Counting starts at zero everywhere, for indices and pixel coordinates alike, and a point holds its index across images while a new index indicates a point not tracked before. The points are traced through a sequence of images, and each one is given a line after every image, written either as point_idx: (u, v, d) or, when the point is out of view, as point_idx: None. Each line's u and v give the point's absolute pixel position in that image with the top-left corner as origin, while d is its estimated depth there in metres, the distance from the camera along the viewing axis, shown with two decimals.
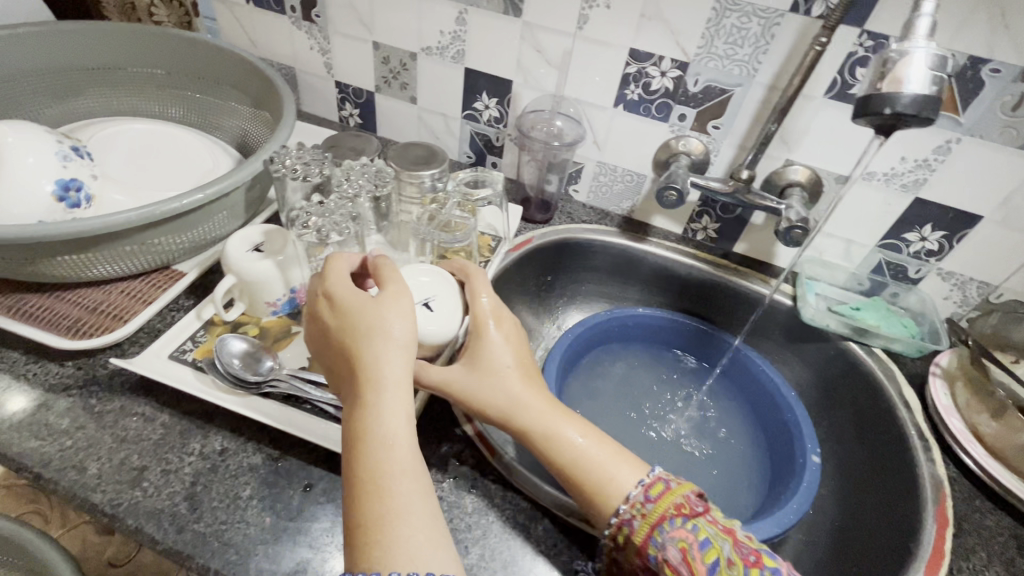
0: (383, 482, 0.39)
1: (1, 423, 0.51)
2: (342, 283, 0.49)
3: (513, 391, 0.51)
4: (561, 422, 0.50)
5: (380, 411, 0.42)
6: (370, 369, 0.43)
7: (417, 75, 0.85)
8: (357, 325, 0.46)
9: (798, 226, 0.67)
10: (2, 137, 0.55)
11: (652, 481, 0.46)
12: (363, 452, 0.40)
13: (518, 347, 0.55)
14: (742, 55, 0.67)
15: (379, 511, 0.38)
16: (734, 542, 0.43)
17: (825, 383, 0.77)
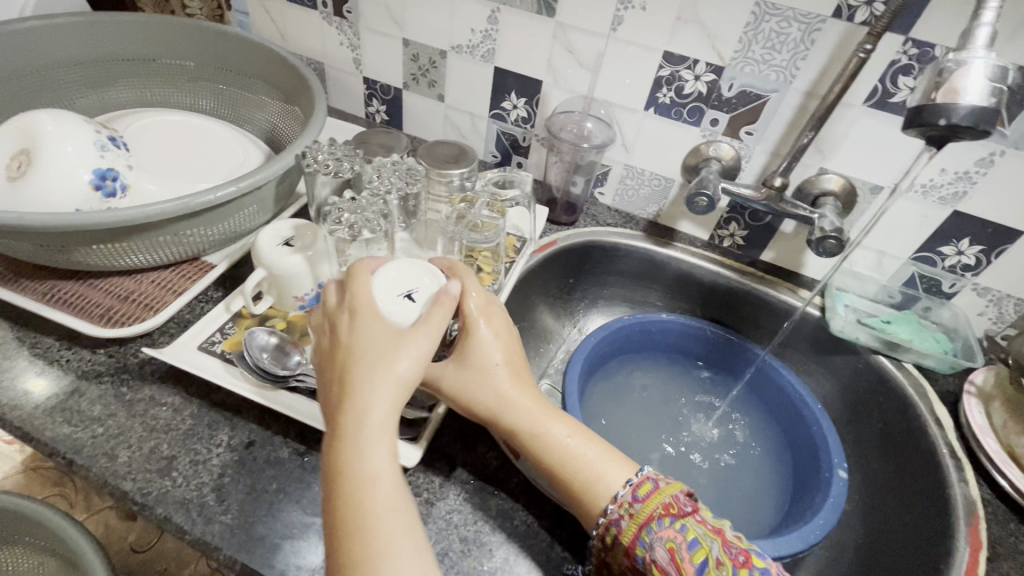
0: (366, 525, 0.38)
1: (36, 408, 0.52)
2: (364, 303, 0.46)
3: (501, 390, 0.50)
4: (548, 419, 0.50)
5: (362, 452, 0.41)
6: (360, 406, 0.42)
7: (446, 73, 0.85)
8: (362, 353, 0.44)
9: (832, 237, 0.66)
10: (43, 127, 0.56)
11: (640, 481, 0.46)
12: (344, 492, 0.40)
13: (512, 345, 0.53)
14: (780, 60, 0.66)
15: (360, 555, 0.37)
16: (723, 543, 0.42)
17: (853, 397, 0.76)
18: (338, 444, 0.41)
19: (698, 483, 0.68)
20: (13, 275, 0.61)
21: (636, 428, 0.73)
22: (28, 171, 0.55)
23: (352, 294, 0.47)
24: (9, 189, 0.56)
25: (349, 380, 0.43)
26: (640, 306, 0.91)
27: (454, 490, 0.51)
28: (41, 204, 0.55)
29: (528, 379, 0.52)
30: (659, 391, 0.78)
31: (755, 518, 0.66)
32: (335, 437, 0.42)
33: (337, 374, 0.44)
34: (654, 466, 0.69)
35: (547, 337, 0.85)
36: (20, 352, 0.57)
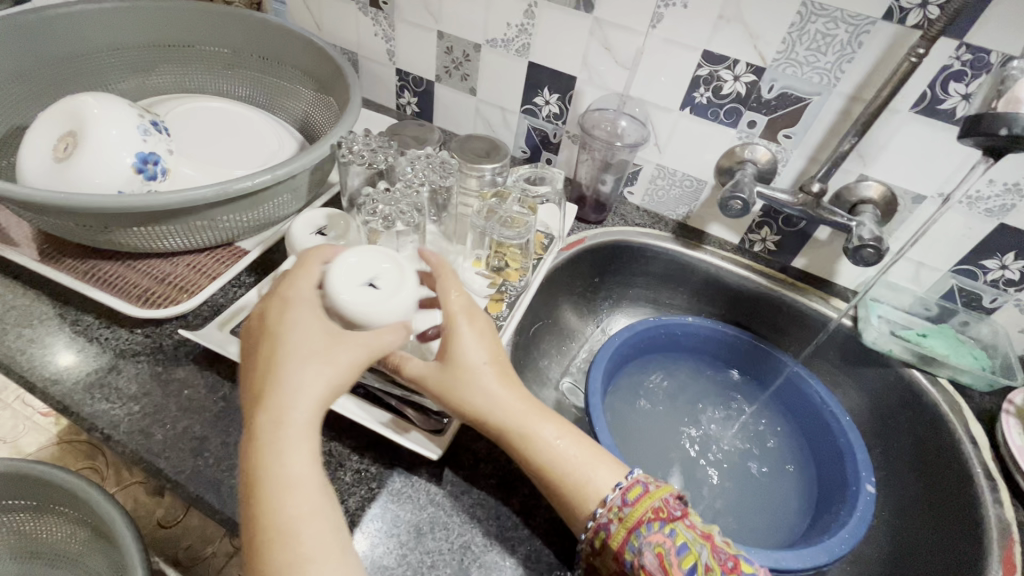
0: (289, 530, 0.38)
1: (76, 384, 0.54)
2: (301, 296, 0.47)
3: (488, 391, 0.49)
4: (537, 420, 0.49)
5: (283, 454, 0.40)
6: (282, 405, 0.41)
7: (479, 67, 0.85)
8: (291, 348, 0.43)
9: (870, 245, 0.64)
10: (90, 110, 0.57)
11: (629, 484, 0.46)
12: (263, 496, 0.39)
13: (494, 345, 0.51)
14: (825, 62, 0.64)
15: (284, 560, 0.38)
16: (712, 547, 0.43)
17: (883, 411, 0.74)
18: (257, 446, 0.40)
19: (719, 489, 0.68)
20: (57, 253, 0.63)
21: (657, 431, 0.73)
22: (75, 152, 0.57)
23: (289, 285, 0.48)
24: (56, 169, 0.57)
25: (273, 376, 0.43)
26: (665, 307, 0.90)
27: (478, 485, 0.51)
28: (86, 185, 0.56)
29: (513, 378, 0.51)
30: (682, 395, 0.78)
31: (775, 529, 0.65)
32: (253, 437, 0.41)
33: (259, 370, 0.44)
34: (675, 470, 0.69)
35: (570, 335, 0.85)
36: (61, 329, 0.58)
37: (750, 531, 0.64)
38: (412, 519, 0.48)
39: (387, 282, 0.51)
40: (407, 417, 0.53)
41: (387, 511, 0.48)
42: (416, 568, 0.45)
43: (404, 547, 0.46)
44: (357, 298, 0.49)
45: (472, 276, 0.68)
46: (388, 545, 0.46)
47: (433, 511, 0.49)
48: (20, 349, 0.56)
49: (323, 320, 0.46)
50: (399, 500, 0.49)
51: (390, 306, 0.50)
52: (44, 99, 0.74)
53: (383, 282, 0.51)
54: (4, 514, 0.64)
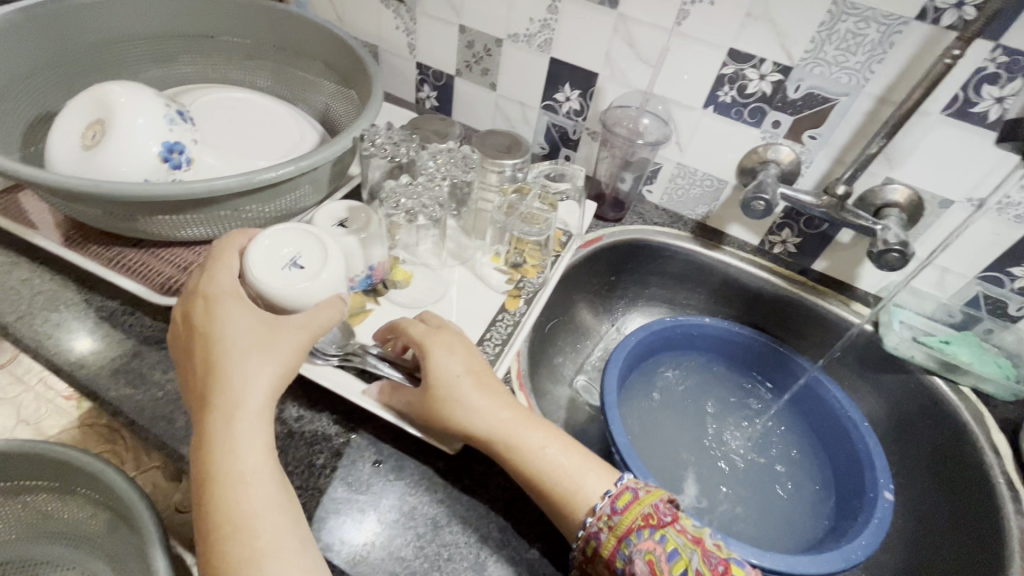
0: (245, 525, 0.41)
1: (102, 368, 0.55)
2: (225, 291, 0.49)
3: (467, 404, 0.49)
4: (525, 430, 0.48)
5: (235, 449, 0.43)
6: (229, 402, 0.44)
7: (501, 62, 0.84)
8: (228, 345, 0.46)
9: (895, 250, 0.63)
10: (118, 99, 0.58)
11: (618, 492, 0.45)
12: (216, 493, 0.42)
13: (472, 355, 0.52)
14: (854, 63, 0.63)
15: (241, 556, 0.40)
16: (702, 552, 0.42)
17: (902, 418, 0.73)
18: (206, 445, 0.43)
19: (733, 491, 0.67)
20: (82, 239, 0.64)
21: (670, 432, 0.72)
22: (103, 140, 0.57)
23: (212, 281, 0.50)
24: (84, 157, 0.58)
25: (214, 375, 0.45)
26: (681, 308, 0.90)
27: (494, 480, 0.51)
28: (113, 173, 0.57)
29: (494, 385, 0.51)
30: (697, 396, 0.77)
31: (789, 535, 0.65)
32: (202, 438, 0.44)
33: (198, 370, 0.46)
34: (688, 472, 0.69)
35: (585, 333, 0.85)
36: (88, 315, 0.60)
37: (764, 534, 0.64)
38: (429, 512, 0.48)
39: (310, 260, 0.53)
40: None
41: (402, 503, 0.49)
42: (433, 560, 0.46)
43: (421, 539, 0.47)
44: (282, 281, 0.51)
45: (490, 272, 0.69)
46: (403, 538, 0.46)
47: (449, 504, 0.49)
48: (49, 334, 0.58)
49: (251, 312, 0.48)
50: (416, 492, 0.49)
51: (316, 285, 0.52)
52: (70, 88, 0.74)
53: (306, 261, 0.53)
54: (26, 495, 0.65)
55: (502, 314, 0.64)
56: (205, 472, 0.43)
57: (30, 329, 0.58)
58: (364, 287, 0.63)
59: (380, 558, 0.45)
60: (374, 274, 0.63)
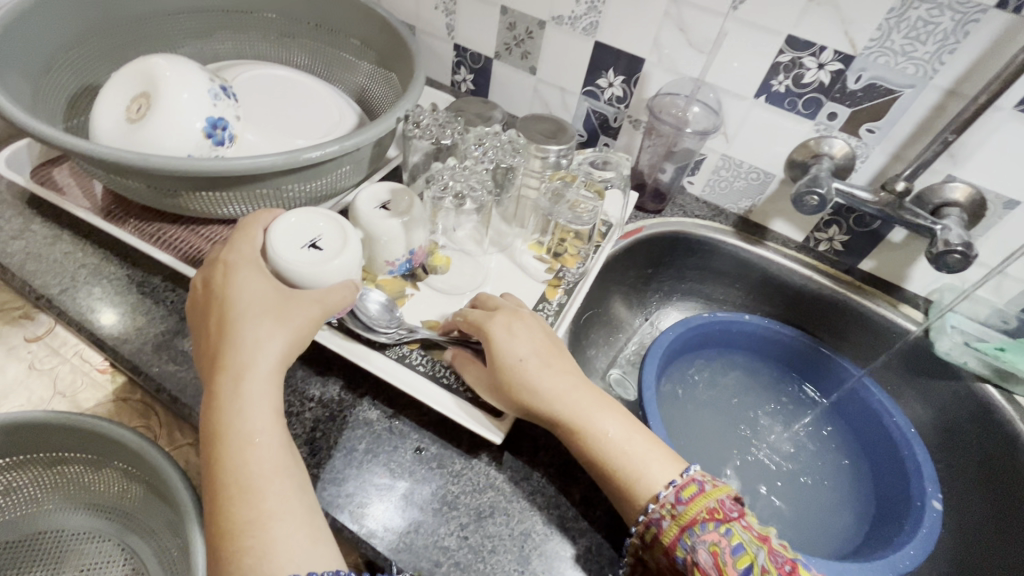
0: (252, 487, 0.41)
1: (145, 343, 0.55)
2: (244, 258, 0.50)
3: (533, 385, 0.48)
4: (596, 416, 0.47)
5: (243, 410, 0.43)
6: (240, 363, 0.45)
7: (543, 45, 0.82)
8: (243, 309, 0.47)
9: (957, 251, 0.60)
10: (162, 72, 0.57)
11: (684, 482, 0.44)
12: (224, 453, 0.42)
13: (539, 337, 0.51)
14: (922, 53, 0.60)
15: (247, 518, 0.40)
16: (770, 550, 0.41)
17: (948, 425, 0.71)
18: (216, 405, 0.44)
19: (773, 493, 0.66)
20: (123, 213, 0.64)
21: (706, 429, 0.71)
22: (148, 113, 0.56)
23: (232, 249, 0.50)
24: (128, 131, 0.57)
25: (227, 337, 0.46)
26: (717, 304, 0.88)
27: (538, 471, 0.50)
28: (157, 147, 0.56)
29: (562, 365, 0.50)
30: (734, 395, 0.75)
31: (830, 539, 0.63)
32: (212, 398, 0.44)
33: (213, 332, 0.47)
34: (726, 471, 0.67)
35: (619, 326, 0.83)
36: (129, 290, 0.60)
37: (805, 537, 0.63)
38: (472, 502, 0.47)
39: (329, 241, 0.53)
40: (465, 394, 0.52)
41: (443, 492, 0.48)
42: (477, 551, 0.45)
43: (464, 530, 0.46)
44: (301, 259, 0.51)
45: (530, 261, 0.68)
46: (446, 528, 0.46)
47: (493, 494, 0.48)
48: (90, 308, 0.58)
49: (269, 281, 0.49)
50: (459, 481, 0.49)
51: (334, 264, 0.51)
52: (110, 61, 0.73)
53: (326, 242, 0.53)
54: (63, 466, 0.65)
55: (543, 303, 0.63)
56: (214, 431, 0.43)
57: (73, 302, 0.58)
58: (402, 271, 0.62)
59: (422, 546, 0.44)
60: (414, 258, 0.62)
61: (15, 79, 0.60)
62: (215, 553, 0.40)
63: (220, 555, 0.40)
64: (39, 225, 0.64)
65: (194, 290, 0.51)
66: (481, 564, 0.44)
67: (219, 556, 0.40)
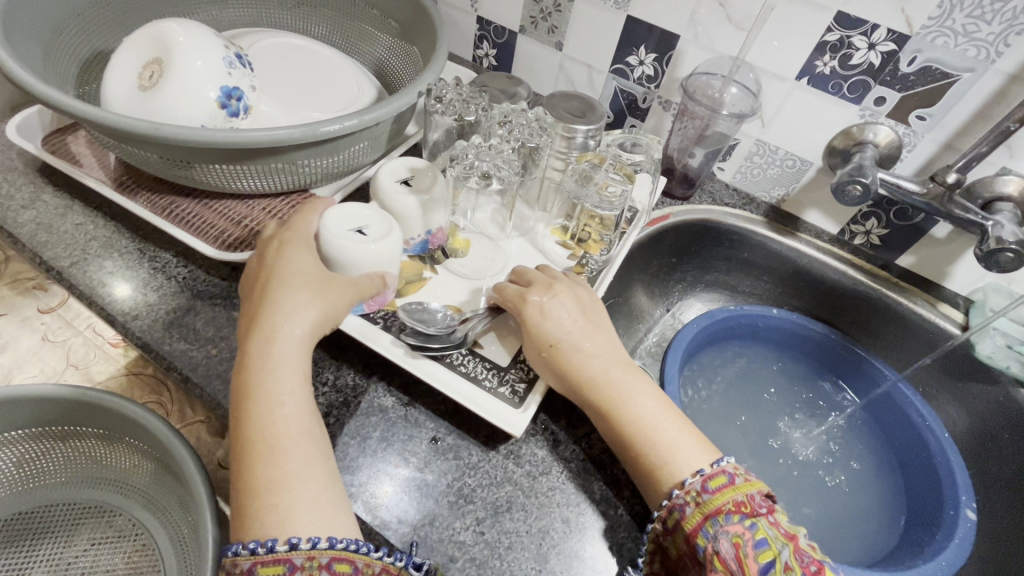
0: (279, 447, 0.40)
1: (155, 319, 0.54)
2: (296, 232, 0.49)
3: (569, 362, 0.48)
4: (631, 400, 0.47)
5: (273, 371, 0.42)
6: (273, 327, 0.43)
7: (571, 19, 0.77)
8: (282, 278, 0.45)
9: (1011, 249, 0.57)
10: (176, 37, 0.55)
11: (713, 472, 0.42)
12: (251, 411, 0.41)
13: (574, 314, 0.50)
14: (986, 34, 0.55)
15: (271, 477, 0.38)
16: (796, 549, 0.39)
17: (984, 431, 0.68)
18: (247, 363, 0.42)
19: (798, 495, 0.64)
20: (135, 185, 0.62)
21: (728, 426, 0.69)
22: (161, 81, 0.54)
23: (286, 226, 0.50)
24: (140, 99, 0.55)
25: (263, 302, 0.45)
26: (742, 297, 0.84)
27: (558, 467, 0.48)
28: (171, 117, 0.54)
29: (598, 345, 0.49)
30: (757, 392, 0.73)
31: (855, 544, 0.61)
32: (242, 358, 0.43)
33: (252, 297, 0.46)
34: (748, 469, 0.65)
35: (641, 317, 0.80)
36: (140, 264, 0.58)
37: (829, 541, 0.61)
38: (489, 496, 0.46)
39: (375, 230, 0.50)
40: (482, 382, 0.50)
41: (458, 488, 0.46)
42: (493, 547, 0.43)
43: (480, 524, 0.44)
44: (345, 239, 0.48)
45: (552, 246, 0.66)
46: (461, 522, 0.44)
47: (510, 488, 0.47)
48: (100, 281, 0.56)
49: (314, 256, 0.48)
50: (475, 474, 0.47)
51: (371, 249, 0.49)
52: (122, 26, 0.70)
53: (372, 230, 0.50)
54: (75, 440, 0.64)
55: None
56: (242, 391, 0.42)
57: (84, 275, 0.56)
58: (417, 252, 0.60)
59: (437, 539, 0.43)
60: (431, 239, 0.59)
61: (26, 43, 0.58)
62: (237, 515, 0.38)
63: (240, 515, 0.38)
64: (50, 195, 0.63)
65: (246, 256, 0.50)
66: (498, 561, 0.42)
67: (240, 516, 0.38)
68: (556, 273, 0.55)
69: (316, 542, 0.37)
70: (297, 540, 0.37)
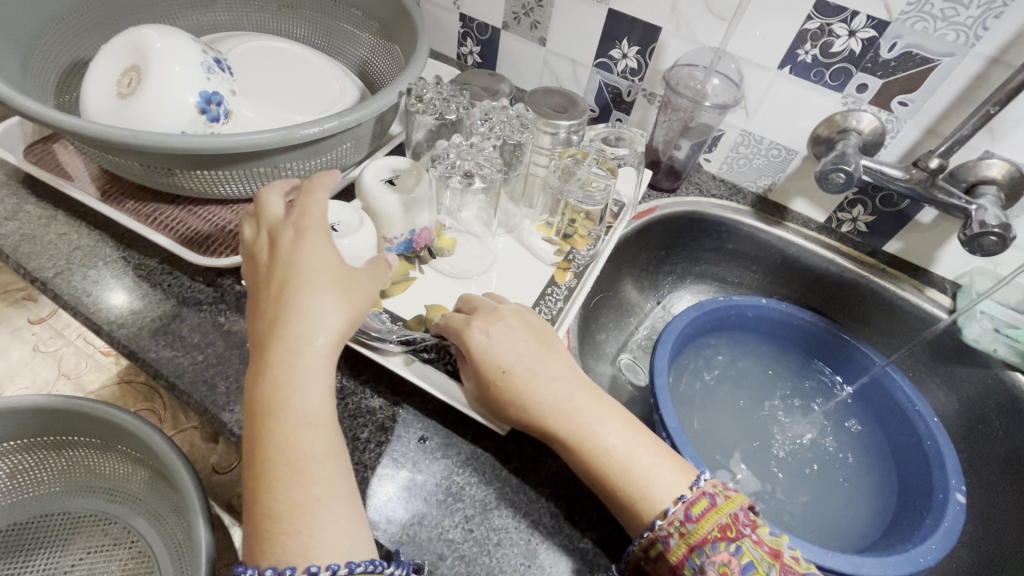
0: (304, 471, 0.38)
1: (140, 326, 0.54)
2: (313, 220, 0.44)
3: (524, 392, 0.46)
4: (597, 428, 0.45)
5: (300, 387, 0.39)
6: (299, 337, 0.40)
7: (553, 13, 0.77)
8: (305, 279, 0.41)
9: (994, 233, 0.57)
10: (152, 43, 0.55)
11: (695, 497, 0.42)
12: (273, 430, 0.38)
13: (524, 340, 0.48)
14: (965, 17, 0.55)
15: (294, 502, 0.37)
16: (782, 567, 0.39)
17: (973, 414, 0.69)
18: (270, 378, 0.39)
19: (791, 484, 0.64)
20: (119, 194, 0.62)
21: (719, 418, 0.69)
22: (139, 89, 0.54)
23: (300, 211, 0.44)
24: (119, 106, 0.55)
25: (285, 306, 0.40)
26: (732, 287, 0.85)
27: (546, 463, 0.49)
28: (149, 124, 0.53)
29: (554, 368, 0.48)
30: (748, 382, 0.73)
31: (845, 532, 0.61)
32: (265, 370, 0.39)
33: (272, 297, 0.41)
34: (740, 459, 0.66)
35: (631, 310, 0.80)
36: (126, 272, 0.58)
37: (821, 532, 0.61)
38: (478, 493, 0.46)
39: (346, 225, 0.51)
40: None
41: (448, 488, 0.46)
42: (482, 543, 0.43)
43: (469, 522, 0.44)
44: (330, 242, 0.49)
45: (539, 242, 0.65)
46: (449, 519, 0.44)
47: (499, 486, 0.47)
48: (86, 291, 0.56)
49: (336, 251, 0.43)
50: (464, 472, 0.47)
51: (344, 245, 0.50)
52: (102, 34, 0.70)
53: (343, 226, 0.51)
54: (68, 449, 0.64)
55: (552, 288, 0.61)
56: (262, 406, 0.39)
57: (68, 285, 0.56)
58: (402, 251, 0.60)
59: (426, 538, 0.43)
60: (414, 238, 0.59)
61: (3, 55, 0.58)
62: (255, 536, 0.37)
63: (258, 536, 0.37)
64: (33, 206, 0.62)
65: (255, 243, 0.45)
66: (487, 557, 0.43)
67: (259, 536, 0.37)
68: (502, 298, 0.54)
69: (336, 570, 0.36)
70: (316, 567, 0.36)
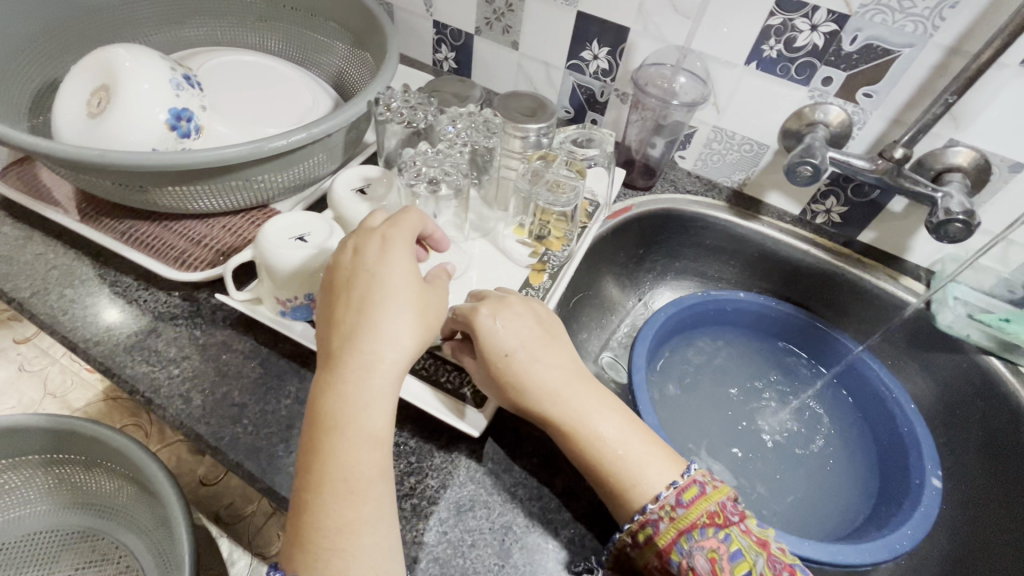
0: (358, 490, 0.38)
1: (115, 342, 0.54)
2: (401, 234, 0.44)
3: (523, 374, 0.46)
4: (595, 417, 0.46)
5: (370, 405, 0.39)
6: (374, 354, 0.39)
7: (524, 18, 0.78)
8: (387, 294, 0.41)
9: (959, 220, 0.58)
10: (121, 62, 0.55)
11: (686, 484, 0.43)
12: (335, 446, 0.38)
13: (532, 328, 0.49)
14: (922, 9, 0.56)
15: (344, 519, 0.38)
16: (768, 556, 0.40)
17: (952, 399, 0.69)
18: (340, 389, 0.39)
19: (772, 475, 0.65)
20: (94, 213, 0.62)
21: (699, 413, 0.69)
22: (109, 108, 0.55)
23: (390, 224, 0.44)
24: (89, 126, 0.55)
25: (365, 318, 0.40)
26: (712, 281, 0.85)
27: (519, 464, 0.49)
28: (120, 143, 0.54)
29: (557, 356, 0.48)
30: (731, 375, 0.74)
31: (828, 518, 0.62)
32: (334, 383, 0.39)
33: (350, 305, 0.41)
34: (721, 453, 0.66)
35: (611, 308, 0.80)
36: (103, 290, 0.59)
37: (803, 522, 0.61)
38: (452, 496, 0.47)
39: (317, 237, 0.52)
40: (444, 385, 0.52)
41: (417, 491, 0.47)
42: (456, 546, 0.44)
43: (443, 524, 0.45)
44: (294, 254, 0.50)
45: (514, 245, 0.66)
46: (421, 523, 0.45)
47: (473, 488, 0.47)
48: (63, 309, 0.57)
49: (417, 267, 0.43)
50: (436, 475, 0.48)
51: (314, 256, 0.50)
52: (75, 56, 0.71)
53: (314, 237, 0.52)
54: (55, 467, 0.65)
55: (527, 289, 0.61)
56: (324, 419, 0.39)
57: (45, 305, 0.57)
58: None
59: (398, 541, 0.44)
60: None
61: None
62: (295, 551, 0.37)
63: (305, 552, 0.37)
64: (10, 227, 0.63)
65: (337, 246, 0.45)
66: (461, 559, 0.43)
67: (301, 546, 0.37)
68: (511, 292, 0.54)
69: None
70: None
